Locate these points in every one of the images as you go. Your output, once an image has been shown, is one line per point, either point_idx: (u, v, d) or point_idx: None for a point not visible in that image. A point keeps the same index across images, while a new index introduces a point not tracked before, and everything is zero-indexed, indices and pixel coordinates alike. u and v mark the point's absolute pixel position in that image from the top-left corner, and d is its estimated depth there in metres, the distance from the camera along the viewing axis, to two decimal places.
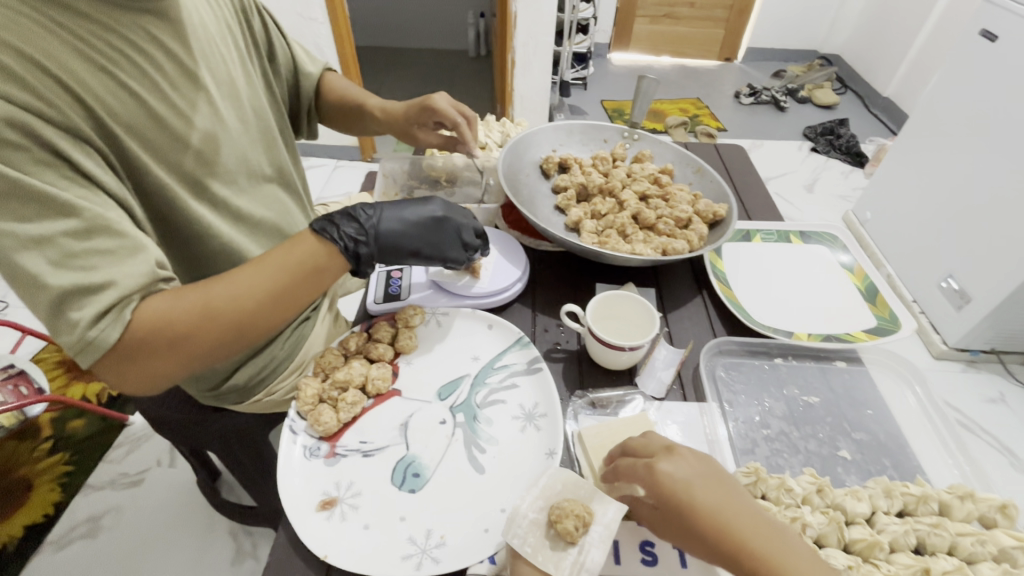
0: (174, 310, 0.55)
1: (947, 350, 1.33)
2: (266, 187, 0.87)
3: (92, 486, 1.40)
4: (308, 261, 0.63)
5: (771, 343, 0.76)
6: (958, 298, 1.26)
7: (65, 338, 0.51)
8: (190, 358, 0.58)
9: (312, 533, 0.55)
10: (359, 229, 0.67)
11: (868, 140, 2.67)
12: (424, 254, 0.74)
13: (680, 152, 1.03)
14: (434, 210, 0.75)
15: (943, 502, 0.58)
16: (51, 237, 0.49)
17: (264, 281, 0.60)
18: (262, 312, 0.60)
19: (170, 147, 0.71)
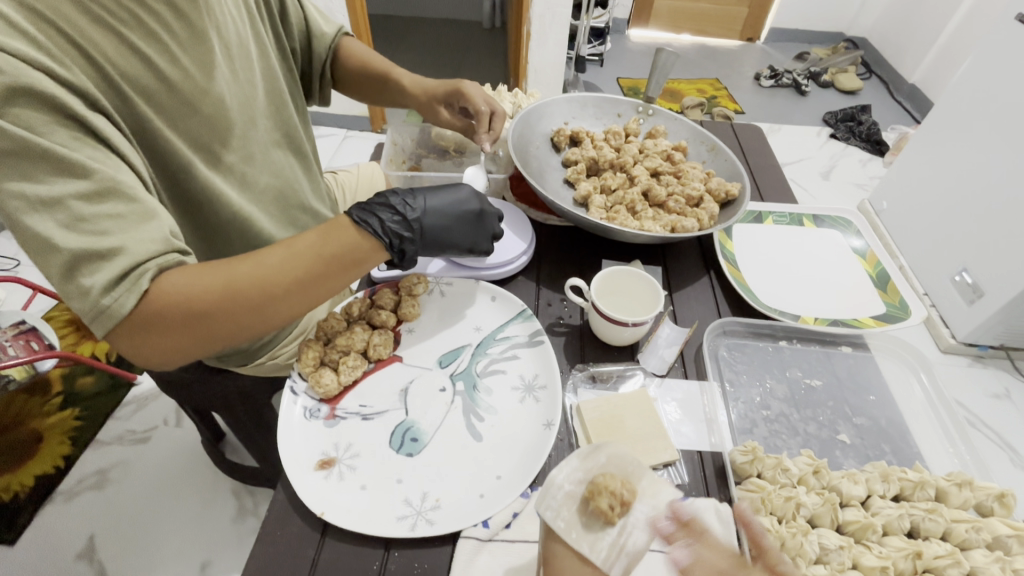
0: (194, 286, 0.55)
1: (955, 344, 1.30)
2: (275, 151, 0.86)
3: (101, 441, 1.43)
4: (343, 253, 0.63)
5: (777, 325, 0.75)
6: (971, 292, 1.23)
7: (78, 304, 0.51)
8: (212, 333, 0.58)
9: (309, 490, 0.56)
10: (403, 224, 0.68)
11: (890, 128, 2.60)
12: (459, 246, 0.75)
13: (695, 129, 1.00)
14: (469, 201, 0.75)
15: (941, 488, 0.58)
16: (62, 199, 0.49)
17: (297, 267, 0.61)
18: (282, 299, 0.60)
19: (182, 113, 0.69)
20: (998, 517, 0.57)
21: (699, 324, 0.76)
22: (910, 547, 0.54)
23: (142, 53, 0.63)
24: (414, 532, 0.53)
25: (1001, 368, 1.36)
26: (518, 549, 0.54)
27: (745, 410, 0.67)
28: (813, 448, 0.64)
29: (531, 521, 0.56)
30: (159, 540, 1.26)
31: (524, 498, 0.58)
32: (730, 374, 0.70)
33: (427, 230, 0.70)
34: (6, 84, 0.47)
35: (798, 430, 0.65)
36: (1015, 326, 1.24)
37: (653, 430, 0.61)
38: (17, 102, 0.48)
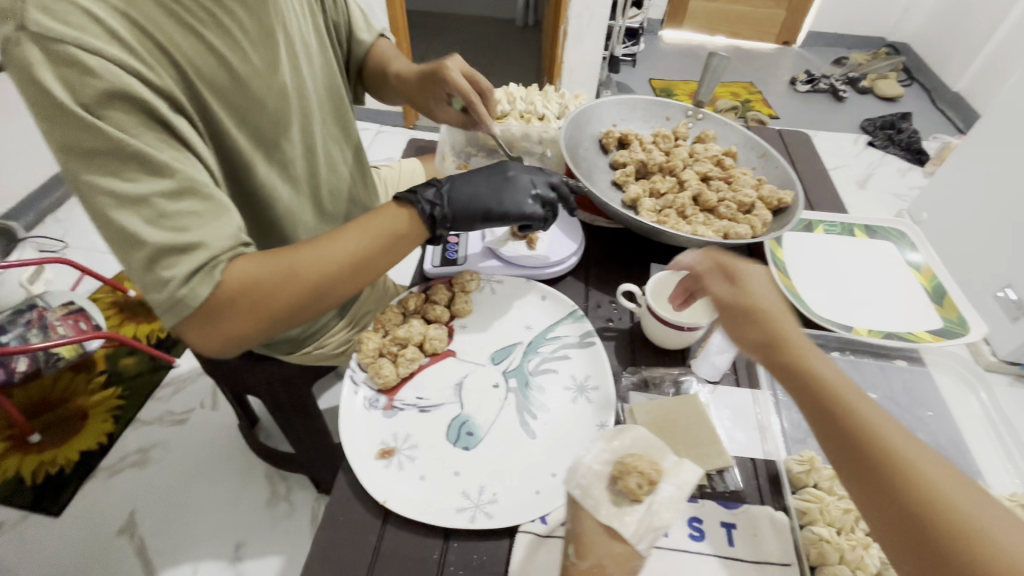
0: (261, 271, 0.58)
1: (997, 362, 1.26)
2: (333, 146, 0.89)
3: (142, 421, 1.48)
4: (388, 229, 0.65)
5: (830, 337, 0.74)
6: (1016, 309, 1.21)
7: (156, 295, 0.54)
8: (276, 316, 0.60)
9: (371, 478, 0.58)
10: (436, 194, 0.69)
11: (931, 137, 2.53)
12: (497, 210, 0.70)
13: (745, 135, 0.99)
14: (505, 172, 0.73)
15: (1005, 508, 0.57)
16: (148, 197, 0.51)
17: (347, 246, 0.63)
18: (339, 280, 0.62)
19: (252, 110, 0.71)
20: None
21: None
22: None
23: (217, 54, 0.65)
24: (473, 523, 0.55)
25: None
26: None
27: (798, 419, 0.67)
28: None
29: None
30: (196, 520, 1.30)
31: None
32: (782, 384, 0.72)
33: (460, 196, 0.69)
34: (103, 88, 0.49)
35: None
36: None
37: (708, 435, 0.62)
38: (113, 105, 0.50)
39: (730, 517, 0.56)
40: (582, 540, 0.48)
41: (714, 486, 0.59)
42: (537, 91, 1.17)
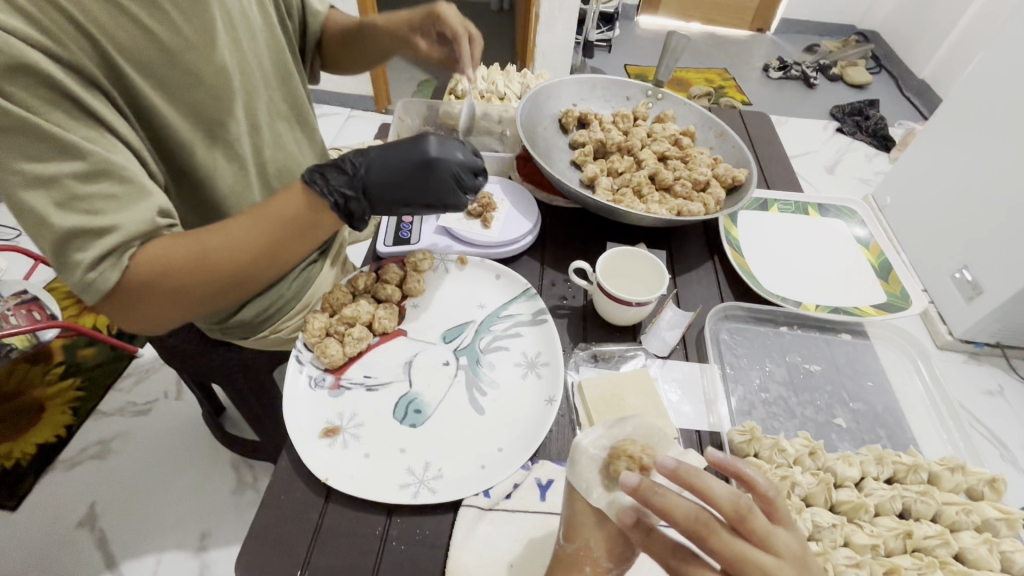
0: (165, 263, 0.55)
1: (952, 341, 1.32)
2: (280, 124, 0.86)
3: (102, 412, 1.44)
4: (302, 218, 0.62)
5: (778, 311, 0.75)
6: (970, 290, 1.24)
7: (67, 278, 0.52)
8: (189, 304, 0.59)
9: (313, 456, 0.57)
10: (348, 182, 0.64)
11: (897, 123, 2.58)
12: (419, 200, 0.69)
13: (703, 114, 1.00)
14: (424, 152, 0.67)
15: (934, 472, 0.58)
16: (57, 178, 0.49)
17: (257, 237, 0.60)
18: (255, 266, 0.60)
19: (185, 88, 0.68)
20: (987, 501, 0.57)
21: (702, 308, 0.76)
22: (901, 527, 0.54)
23: (141, 25, 0.62)
24: (416, 499, 0.55)
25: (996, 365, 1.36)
26: (517, 519, 0.55)
27: (745, 392, 0.68)
28: (809, 430, 0.65)
29: (532, 492, 0.57)
30: (159, 511, 1.27)
31: (524, 470, 0.58)
32: (730, 357, 0.71)
33: (376, 185, 0.65)
34: (4, 59, 0.46)
35: (795, 414, 0.66)
36: (1012, 324, 1.24)
37: (653, 408, 0.63)
38: (16, 77, 0.47)
39: None
40: (573, 520, 0.48)
41: None
42: (499, 71, 1.16)
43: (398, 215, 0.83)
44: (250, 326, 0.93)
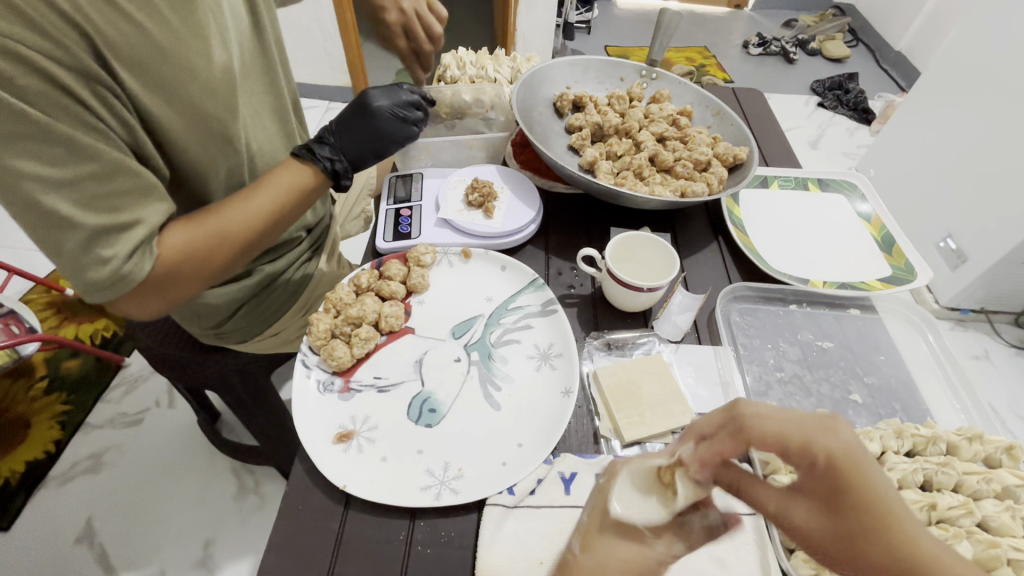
0: (189, 244, 0.61)
1: (939, 308, 1.41)
2: (266, 117, 0.83)
3: (91, 425, 1.40)
4: (299, 185, 0.70)
5: (787, 290, 0.75)
6: (955, 258, 1.34)
7: (94, 274, 0.54)
8: (208, 278, 0.65)
9: (330, 463, 0.55)
10: (330, 151, 0.72)
11: (876, 96, 2.59)
12: (388, 149, 0.76)
13: (700, 93, 0.98)
14: (366, 108, 0.75)
15: (951, 442, 0.58)
16: (79, 180, 0.51)
17: (264, 207, 0.67)
18: (264, 232, 0.68)
19: (181, 85, 0.64)
20: (1006, 468, 0.57)
21: (711, 290, 0.76)
22: (924, 500, 0.54)
23: (126, 16, 0.58)
24: (438, 501, 0.53)
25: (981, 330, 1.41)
26: (542, 515, 0.53)
27: (761, 372, 0.67)
28: (826, 407, 0.64)
29: (556, 486, 0.55)
30: (159, 523, 1.24)
31: (546, 465, 0.57)
32: (743, 338, 0.71)
33: (349, 147, 0.74)
34: None
35: (811, 391, 0.66)
36: (997, 290, 1.32)
37: (672, 394, 0.62)
38: None
39: None
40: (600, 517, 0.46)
41: None
42: (488, 55, 1.12)
43: (396, 209, 0.80)
44: (247, 329, 0.93)
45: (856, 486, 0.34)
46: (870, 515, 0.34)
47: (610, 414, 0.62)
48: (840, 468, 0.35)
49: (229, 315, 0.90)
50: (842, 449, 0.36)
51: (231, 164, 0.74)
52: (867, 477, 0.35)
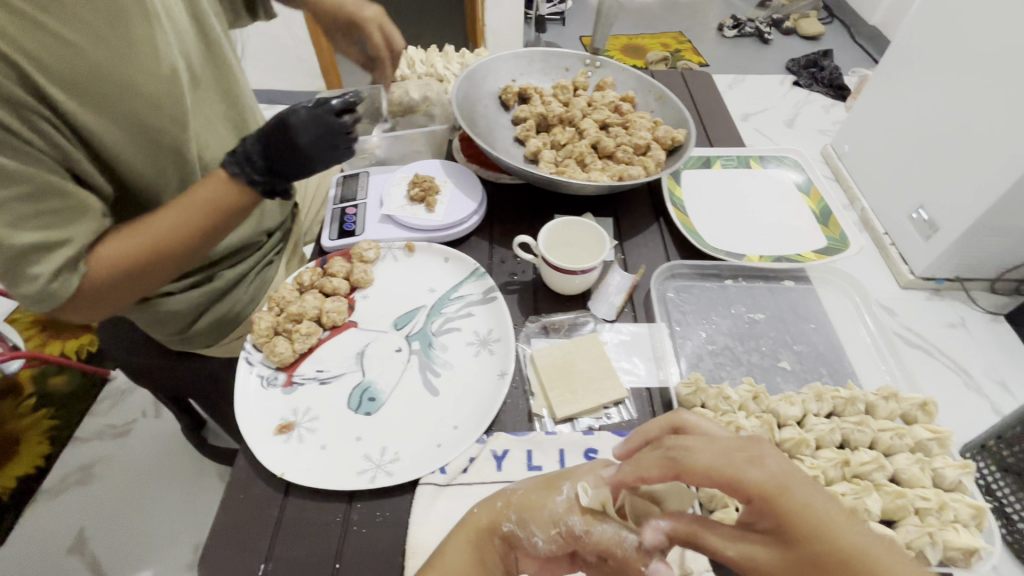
0: (115, 263, 0.62)
1: (914, 280, 1.24)
2: (219, 125, 0.84)
3: (81, 438, 1.43)
4: (227, 201, 0.67)
5: (722, 266, 0.77)
6: (927, 228, 1.18)
7: (25, 290, 0.56)
8: (141, 288, 0.66)
9: (270, 453, 0.58)
10: (262, 170, 0.68)
11: (850, 71, 2.60)
12: (318, 164, 0.71)
13: (641, 78, 1.00)
14: (286, 126, 0.68)
15: (869, 402, 0.61)
16: (7, 202, 0.53)
17: (192, 224, 0.65)
18: (195, 246, 0.67)
19: (123, 102, 0.66)
20: (920, 423, 0.60)
21: (648, 270, 0.78)
22: (838, 457, 0.57)
23: (57, 37, 0.59)
24: (374, 483, 0.56)
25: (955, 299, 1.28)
26: (473, 490, 0.56)
27: (693, 347, 0.70)
28: (754, 375, 0.67)
29: (488, 464, 0.58)
30: (148, 529, 1.27)
31: (480, 444, 0.59)
32: (677, 315, 0.73)
33: (278, 169, 0.68)
34: None
35: (741, 361, 0.68)
36: (969, 259, 1.19)
37: (603, 371, 0.64)
38: None
39: (591, 443, 0.60)
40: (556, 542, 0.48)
41: (610, 418, 0.62)
42: (438, 53, 1.14)
43: (341, 207, 0.83)
44: (214, 332, 0.92)
45: (799, 513, 0.37)
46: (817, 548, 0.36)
47: (544, 395, 0.64)
48: (771, 493, 0.38)
49: (194, 318, 0.89)
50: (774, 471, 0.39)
51: (181, 174, 0.76)
52: (799, 498, 0.38)
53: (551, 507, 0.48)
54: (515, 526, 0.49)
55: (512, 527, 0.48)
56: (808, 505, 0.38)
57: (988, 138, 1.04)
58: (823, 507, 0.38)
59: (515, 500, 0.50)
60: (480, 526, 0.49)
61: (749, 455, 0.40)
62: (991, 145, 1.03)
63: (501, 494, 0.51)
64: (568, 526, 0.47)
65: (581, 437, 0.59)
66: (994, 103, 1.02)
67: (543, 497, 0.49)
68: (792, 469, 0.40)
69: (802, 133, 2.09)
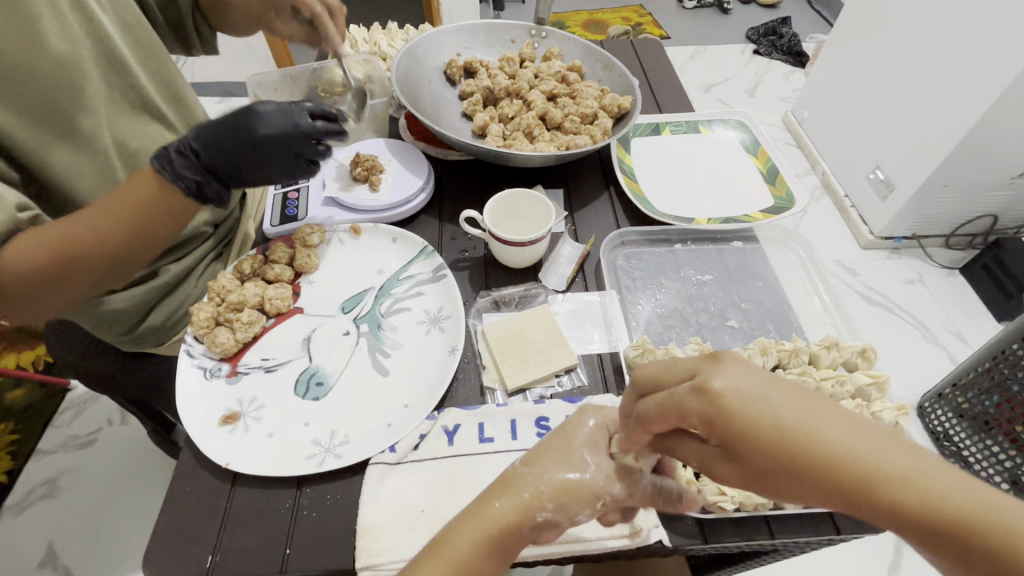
0: (28, 261, 0.53)
1: (874, 239, 1.27)
2: (145, 114, 0.77)
3: (43, 451, 1.34)
4: (160, 204, 0.57)
5: (671, 230, 0.78)
6: (883, 188, 1.20)
7: None
8: (67, 292, 0.57)
9: (214, 444, 0.56)
10: (201, 172, 0.58)
11: (808, 37, 2.61)
12: (266, 175, 0.64)
13: (587, 47, 0.99)
14: (254, 119, 0.61)
15: (812, 353, 0.62)
16: None
17: (120, 222, 0.56)
18: (129, 251, 0.58)
19: (21, 88, 0.62)
20: (860, 370, 0.61)
21: (598, 238, 0.78)
22: None
23: None
24: (322, 467, 0.55)
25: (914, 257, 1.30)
26: (424, 467, 0.55)
27: (644, 313, 0.70)
28: (702, 335, 0.68)
29: (439, 440, 0.57)
30: (123, 535, 1.21)
31: (430, 421, 0.59)
32: (627, 281, 0.74)
33: (224, 167, 0.60)
34: None
35: (690, 322, 0.69)
36: (926, 215, 1.21)
37: (554, 340, 0.64)
38: None
39: (542, 412, 0.60)
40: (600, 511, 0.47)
41: (561, 386, 0.63)
42: (381, 30, 1.11)
43: (283, 193, 0.80)
44: (162, 331, 0.87)
45: (749, 431, 0.36)
46: (774, 455, 0.36)
47: (496, 369, 0.64)
48: (718, 416, 0.36)
49: (141, 316, 0.84)
50: (718, 396, 0.36)
51: (97, 162, 0.70)
52: (745, 413, 0.36)
53: (588, 484, 0.46)
54: (553, 514, 0.45)
55: (550, 516, 0.45)
56: (752, 415, 0.36)
57: (927, 93, 1.06)
58: (775, 405, 0.36)
59: (545, 488, 0.46)
60: (506, 523, 0.44)
61: (692, 386, 0.37)
62: (931, 100, 1.05)
63: (522, 477, 0.46)
64: (611, 495, 0.46)
65: (532, 406, 0.59)
66: (931, 57, 1.04)
67: (577, 480, 0.46)
68: (746, 376, 0.37)
69: (762, 101, 2.11)
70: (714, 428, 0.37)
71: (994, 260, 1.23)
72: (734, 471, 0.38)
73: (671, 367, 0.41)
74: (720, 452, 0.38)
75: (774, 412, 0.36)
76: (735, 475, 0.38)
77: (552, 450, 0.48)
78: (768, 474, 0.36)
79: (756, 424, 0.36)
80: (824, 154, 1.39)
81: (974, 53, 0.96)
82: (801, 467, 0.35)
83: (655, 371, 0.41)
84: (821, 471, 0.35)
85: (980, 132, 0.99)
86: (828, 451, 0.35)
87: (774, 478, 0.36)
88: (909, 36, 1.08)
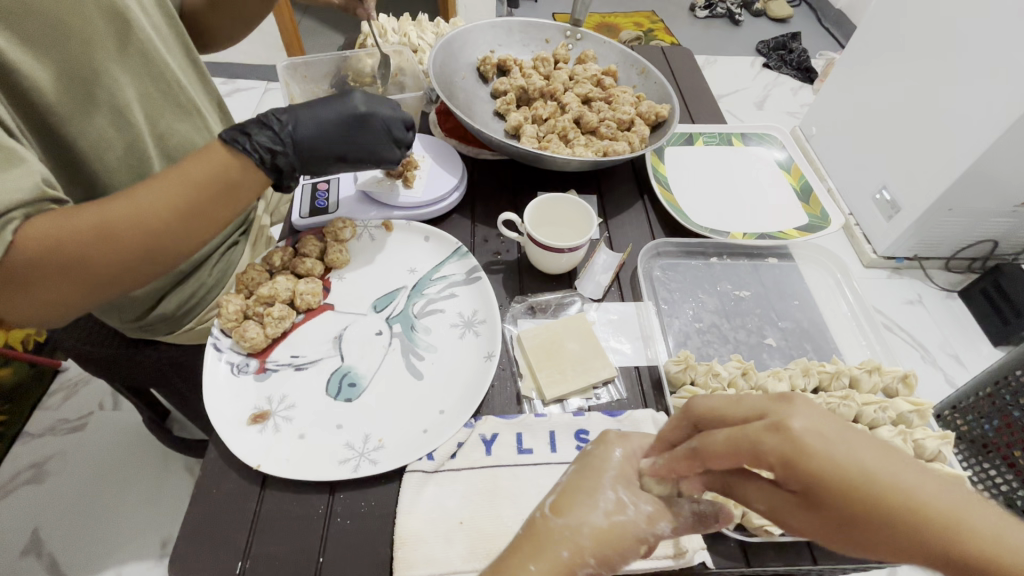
0: (65, 234, 0.48)
1: (876, 258, 1.27)
2: (180, 94, 0.74)
3: (30, 434, 1.24)
4: (217, 174, 0.56)
5: (707, 243, 0.77)
6: (890, 208, 1.20)
7: None
8: (95, 284, 0.51)
9: (243, 445, 0.54)
10: (274, 138, 0.61)
11: (818, 53, 2.60)
12: (343, 154, 0.67)
13: (624, 52, 0.97)
14: (353, 105, 0.67)
15: (853, 376, 0.63)
16: None
17: (169, 198, 0.53)
18: (173, 235, 0.54)
19: (61, 54, 0.58)
20: (901, 396, 0.62)
21: (633, 248, 0.77)
22: None
23: None
24: (357, 472, 0.53)
25: (915, 277, 1.31)
26: (463, 476, 0.54)
27: (679, 325, 0.71)
28: (742, 352, 0.68)
29: (477, 449, 0.56)
30: (114, 525, 1.11)
31: (468, 429, 0.57)
32: (663, 293, 0.73)
33: (305, 140, 0.63)
34: None
35: (728, 339, 0.70)
36: (931, 237, 1.21)
37: (592, 352, 0.62)
38: None
39: (582, 425, 0.58)
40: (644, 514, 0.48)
41: (599, 398, 0.61)
42: (411, 21, 1.08)
43: (313, 184, 0.78)
44: (174, 319, 0.82)
45: (832, 477, 0.33)
46: (849, 509, 0.33)
47: (533, 378, 0.62)
48: (797, 458, 0.33)
49: (153, 303, 0.79)
50: (799, 438, 0.33)
51: (124, 137, 0.66)
52: (830, 460, 0.33)
53: (630, 526, 0.42)
54: (598, 568, 0.41)
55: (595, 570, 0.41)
56: (834, 460, 0.33)
57: (935, 117, 1.06)
58: (859, 454, 0.33)
59: (585, 540, 0.41)
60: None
61: (767, 423, 0.35)
62: (938, 124, 1.05)
63: (552, 529, 0.42)
64: (656, 535, 0.42)
65: (571, 418, 0.58)
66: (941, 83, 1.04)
67: (615, 525, 0.41)
68: (820, 415, 0.35)
69: (772, 115, 2.11)
70: (786, 466, 0.34)
71: (993, 284, 1.24)
72: (807, 516, 0.36)
73: (733, 403, 0.38)
74: (796, 498, 0.36)
75: (853, 461, 0.33)
76: (804, 522, 0.36)
77: (581, 491, 0.43)
78: (850, 526, 0.34)
79: (840, 474, 0.33)
80: (832, 171, 1.39)
81: (986, 83, 0.96)
82: (882, 518, 0.33)
83: (717, 404, 0.39)
84: (895, 524, 0.32)
85: (996, 161, 0.99)
86: (909, 505, 0.32)
87: (857, 533, 0.34)
88: (926, 60, 1.08)
